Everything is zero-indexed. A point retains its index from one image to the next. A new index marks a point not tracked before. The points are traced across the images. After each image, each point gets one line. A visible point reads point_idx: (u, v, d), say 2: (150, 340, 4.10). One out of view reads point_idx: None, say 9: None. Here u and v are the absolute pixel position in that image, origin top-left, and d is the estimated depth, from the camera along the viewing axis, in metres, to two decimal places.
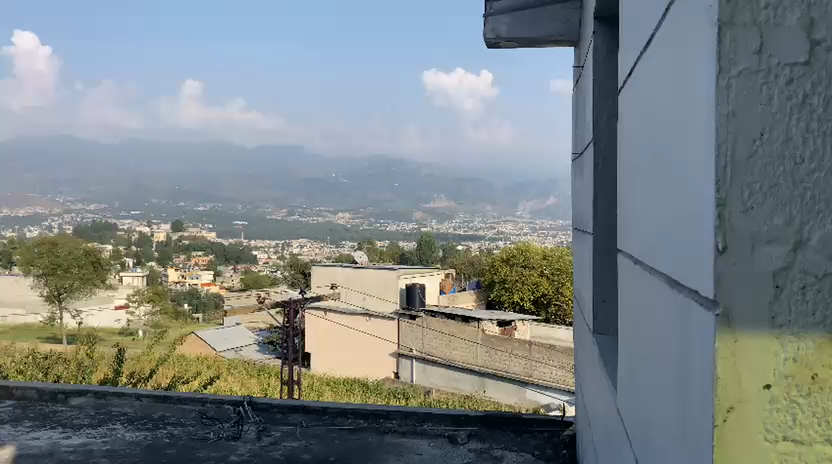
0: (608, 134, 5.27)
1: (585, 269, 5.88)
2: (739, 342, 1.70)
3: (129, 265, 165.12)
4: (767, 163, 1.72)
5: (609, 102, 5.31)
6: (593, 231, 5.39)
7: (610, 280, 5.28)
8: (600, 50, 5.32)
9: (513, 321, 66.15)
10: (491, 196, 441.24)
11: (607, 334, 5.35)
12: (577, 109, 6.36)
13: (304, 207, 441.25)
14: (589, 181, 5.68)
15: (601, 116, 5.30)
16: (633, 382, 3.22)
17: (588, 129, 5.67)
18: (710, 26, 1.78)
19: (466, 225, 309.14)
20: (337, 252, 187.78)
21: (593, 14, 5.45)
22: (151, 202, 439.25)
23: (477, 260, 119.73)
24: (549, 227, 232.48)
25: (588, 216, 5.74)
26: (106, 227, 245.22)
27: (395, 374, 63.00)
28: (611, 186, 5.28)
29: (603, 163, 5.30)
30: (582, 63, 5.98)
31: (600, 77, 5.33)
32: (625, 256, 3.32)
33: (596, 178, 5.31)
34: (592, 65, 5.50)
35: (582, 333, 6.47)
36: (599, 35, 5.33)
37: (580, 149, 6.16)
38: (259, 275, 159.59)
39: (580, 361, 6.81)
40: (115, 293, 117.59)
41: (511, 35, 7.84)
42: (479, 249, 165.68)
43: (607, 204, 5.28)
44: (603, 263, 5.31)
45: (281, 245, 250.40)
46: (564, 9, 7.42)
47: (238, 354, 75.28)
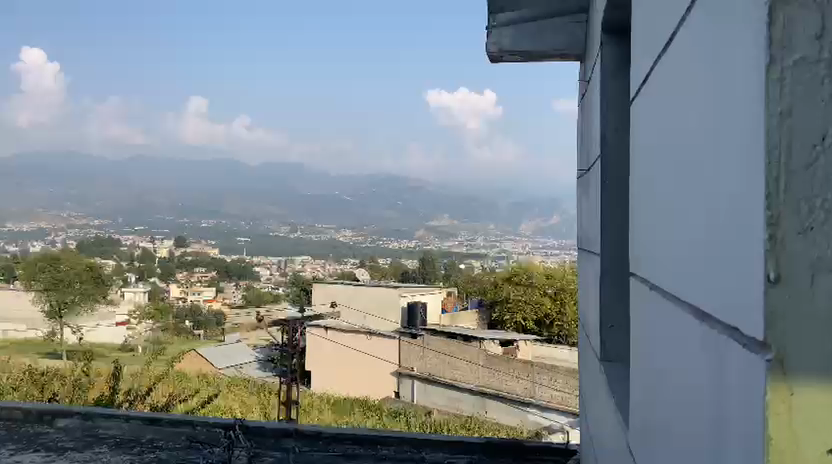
0: (618, 149, 5.06)
1: (589, 287, 5.68)
2: (799, 393, 1.44)
3: (130, 280, 164.73)
4: (830, 173, 1.46)
5: (623, 120, 5.11)
6: (602, 252, 5.21)
7: (621, 307, 5.05)
8: (607, 65, 5.15)
9: (517, 340, 65.70)
10: (494, 215, 441.16)
11: (616, 361, 5.08)
12: (583, 125, 6.17)
13: (307, 224, 441.65)
14: (596, 199, 5.47)
15: (613, 135, 5.10)
16: (647, 407, 3.00)
17: (595, 146, 5.46)
18: (758, 25, 1.53)
19: (468, 242, 309.15)
20: (339, 269, 187.66)
21: (600, 26, 5.24)
22: (154, 218, 439.50)
23: (479, 278, 119.60)
24: (552, 247, 231.78)
25: (595, 236, 5.52)
26: (108, 242, 244.63)
27: (396, 393, 61.55)
28: (621, 201, 5.09)
29: (611, 180, 5.09)
30: (588, 79, 5.81)
31: (609, 94, 5.12)
32: (641, 283, 3.08)
33: (604, 193, 5.10)
34: (599, 80, 5.32)
35: (587, 356, 6.21)
36: (608, 47, 5.12)
37: (586, 168, 5.94)
38: (260, 292, 159.18)
39: (586, 385, 6.51)
40: (116, 308, 117.19)
41: (514, 48, 7.65)
42: (483, 267, 165.07)
43: (613, 223, 5.07)
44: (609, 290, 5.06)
45: (283, 261, 250.13)
46: (571, 22, 7.29)
47: (237, 372, 74.86)
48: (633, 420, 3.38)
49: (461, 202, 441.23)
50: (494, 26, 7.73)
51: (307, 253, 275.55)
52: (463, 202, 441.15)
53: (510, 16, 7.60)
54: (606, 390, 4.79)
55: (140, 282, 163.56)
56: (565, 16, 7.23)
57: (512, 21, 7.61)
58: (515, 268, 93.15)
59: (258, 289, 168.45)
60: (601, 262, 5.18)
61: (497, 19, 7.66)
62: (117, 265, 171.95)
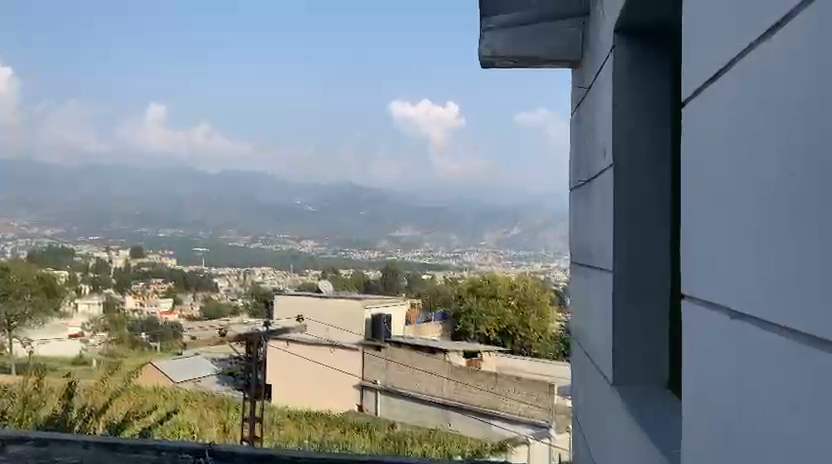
0: (638, 158, 5.00)
1: (595, 301, 5.60)
2: None
3: (85, 291, 160.86)
4: None
5: (645, 126, 5.03)
6: (611, 269, 5.12)
7: (649, 320, 5.00)
8: (620, 66, 5.03)
9: (481, 352, 65.42)
10: (456, 225, 442.54)
11: (629, 383, 5.01)
12: (586, 132, 6.07)
13: (268, 235, 438.15)
14: (604, 210, 5.36)
15: (636, 142, 5.01)
16: (735, 422, 2.94)
17: (603, 155, 5.35)
18: None
19: (430, 253, 309.94)
20: (300, 280, 186.11)
21: (612, 28, 5.14)
22: (110, 228, 431.08)
23: (443, 288, 119.55)
24: (516, 259, 233.40)
25: (600, 252, 5.44)
26: (64, 251, 239.36)
27: (359, 406, 60.78)
28: (638, 218, 5.00)
29: (623, 193, 5.01)
30: (594, 83, 5.70)
31: (626, 101, 5.02)
32: (728, 307, 2.98)
33: (619, 208, 5.00)
34: (608, 85, 5.22)
35: (586, 369, 6.17)
36: (620, 51, 5.04)
37: (590, 175, 5.84)
38: (219, 303, 156.85)
39: (583, 396, 6.45)
40: (70, 320, 114.17)
41: (508, 52, 7.41)
42: (447, 277, 165.00)
43: (635, 234, 4.99)
44: (635, 301, 4.99)
45: (243, 272, 247.27)
46: (567, 25, 7.06)
47: (197, 385, 73.42)
48: (700, 438, 3.34)
49: (425, 213, 441.48)
50: (488, 29, 7.53)
51: (268, 264, 273.21)
52: (427, 212, 441.32)
53: (503, 19, 7.44)
54: (626, 411, 4.71)
55: (95, 294, 159.88)
56: (560, 18, 7.02)
57: (504, 24, 7.43)
58: (478, 279, 93.31)
59: (218, 300, 165.77)
60: (613, 279, 5.06)
61: (491, 20, 7.47)
62: (71, 276, 167.94)
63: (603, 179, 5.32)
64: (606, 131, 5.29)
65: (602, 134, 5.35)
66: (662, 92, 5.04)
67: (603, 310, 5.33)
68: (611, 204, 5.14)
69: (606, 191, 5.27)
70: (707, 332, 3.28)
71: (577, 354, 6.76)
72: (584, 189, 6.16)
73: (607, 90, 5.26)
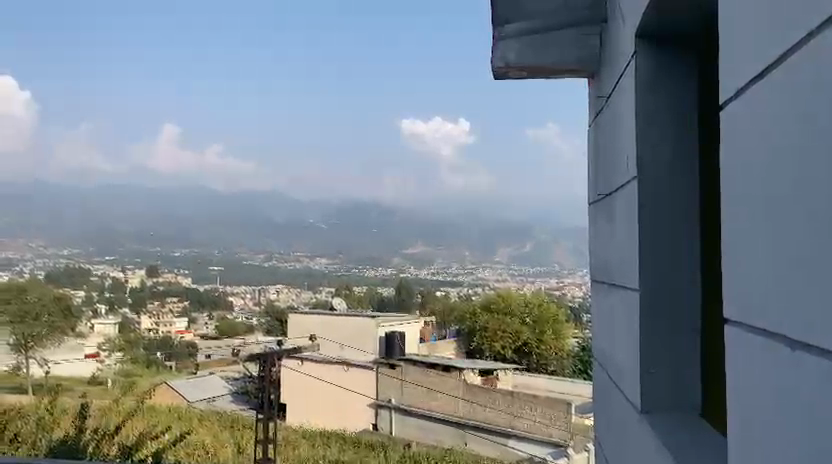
0: (661, 168, 4.73)
1: (619, 320, 5.33)
2: None
3: (101, 311, 161.62)
4: None
5: (668, 133, 4.76)
6: (636, 289, 4.83)
7: (679, 342, 4.69)
8: (642, 72, 4.77)
9: (496, 370, 64.59)
10: (469, 242, 442.49)
11: (659, 411, 4.71)
12: (606, 145, 5.83)
13: (282, 253, 439.23)
14: (625, 224, 5.11)
15: (660, 150, 4.75)
16: (777, 451, 2.65)
17: (625, 165, 5.09)
18: None
19: (443, 270, 309.39)
20: (314, 299, 186.08)
21: (631, 35, 4.88)
22: (126, 248, 434.13)
23: (457, 305, 118.89)
24: (529, 277, 232.04)
25: (622, 270, 5.18)
26: (80, 272, 241.16)
27: (374, 426, 60.18)
28: (666, 232, 4.71)
29: (647, 206, 4.74)
30: (615, 90, 5.46)
31: (647, 110, 4.76)
32: (766, 332, 2.71)
33: (644, 222, 4.72)
34: (630, 89, 4.94)
35: (610, 391, 5.89)
36: (641, 57, 4.79)
37: (611, 190, 5.59)
38: (234, 322, 156.93)
39: (608, 418, 6.15)
40: (85, 340, 114.49)
41: (521, 62, 7.16)
42: (460, 294, 164.17)
43: (660, 249, 4.69)
44: (662, 322, 4.69)
45: (257, 290, 247.62)
46: (586, 36, 6.81)
47: (211, 405, 73.14)
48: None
49: (437, 229, 441.39)
50: (500, 37, 7.28)
51: (282, 282, 273.75)
52: (440, 229, 441.43)
53: (516, 27, 7.18)
54: (654, 441, 4.44)
55: (111, 314, 160.62)
56: (573, 25, 6.79)
57: (518, 32, 7.17)
58: (493, 296, 92.57)
59: (232, 319, 165.76)
60: (638, 300, 4.78)
61: (502, 28, 7.24)
62: (87, 296, 168.94)
63: (628, 191, 5.03)
64: (628, 139, 5.04)
65: (624, 145, 5.10)
66: (686, 98, 4.77)
67: (627, 330, 5.05)
68: (635, 218, 4.86)
69: (629, 205, 4.99)
70: (744, 358, 2.98)
71: (600, 375, 6.49)
72: (606, 202, 5.89)
73: (628, 98, 5.00)
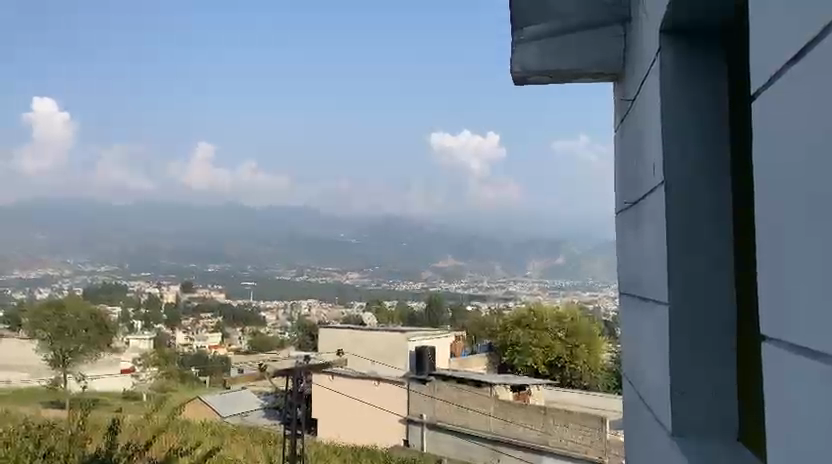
0: (691, 177, 4.45)
1: (649, 337, 5.03)
2: None
3: (136, 327, 163.67)
4: None
5: (699, 133, 4.48)
6: (666, 303, 4.54)
7: (714, 362, 4.39)
8: (666, 72, 4.53)
9: (528, 386, 63.70)
10: (499, 255, 441.18)
11: (690, 436, 4.38)
12: (633, 151, 5.57)
13: (313, 268, 441.54)
14: (654, 233, 4.84)
15: (687, 154, 4.47)
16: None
17: (652, 171, 4.83)
18: None
19: (474, 284, 308.46)
20: (345, 313, 186.49)
21: (656, 33, 4.65)
22: (161, 264, 439.91)
23: (487, 319, 118.06)
24: (561, 292, 230.15)
25: (652, 284, 4.89)
26: (116, 289, 244.76)
27: (405, 442, 59.73)
28: (697, 242, 4.43)
29: (676, 214, 4.47)
30: (640, 93, 5.22)
31: (674, 110, 4.51)
32: (795, 352, 2.47)
33: (674, 230, 4.44)
34: (655, 90, 4.70)
35: (640, 413, 5.56)
36: (667, 56, 4.54)
37: (638, 199, 5.32)
38: (265, 337, 157.80)
39: (638, 442, 5.81)
40: (120, 355, 115.94)
41: (542, 67, 6.91)
42: (492, 308, 163.24)
43: (687, 260, 4.41)
44: (691, 339, 4.41)
45: (288, 305, 248.94)
46: (610, 37, 6.58)
47: (243, 420, 73.36)
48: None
49: (466, 243, 441.19)
50: (519, 41, 7.08)
51: (313, 297, 274.88)
52: (470, 243, 440.98)
53: (537, 30, 6.96)
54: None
55: (145, 329, 162.54)
56: (595, 27, 6.58)
57: (537, 35, 6.97)
58: (524, 310, 91.59)
59: (264, 335, 166.69)
60: (665, 317, 4.50)
61: (521, 31, 7.04)
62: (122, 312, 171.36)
63: (654, 199, 4.77)
64: (655, 144, 4.76)
65: (650, 150, 4.85)
66: (717, 97, 4.50)
67: (657, 347, 4.77)
68: (663, 227, 4.59)
69: (658, 213, 4.71)
70: (776, 382, 2.67)
71: (630, 396, 6.16)
72: (633, 212, 5.62)
73: (654, 100, 4.75)
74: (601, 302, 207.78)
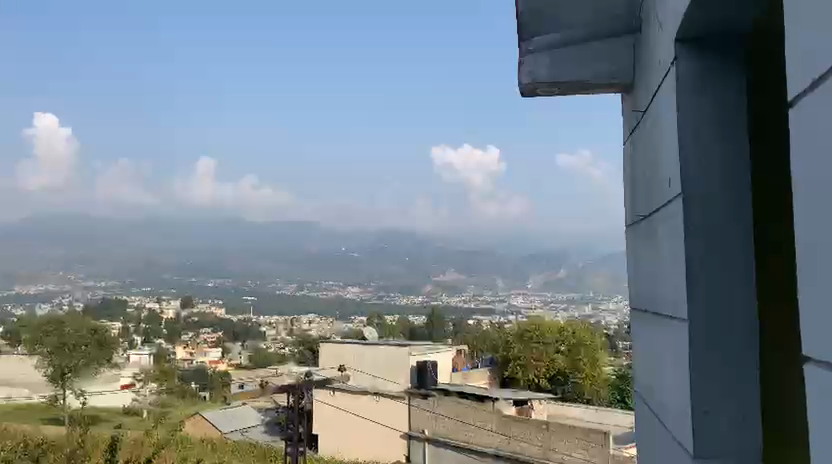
0: (712, 189, 4.34)
1: (668, 353, 4.87)
2: None
3: (136, 342, 163.34)
4: None
5: (718, 139, 4.38)
6: (687, 321, 4.36)
7: (740, 379, 4.25)
8: (683, 81, 4.43)
9: (530, 400, 63.27)
10: (501, 269, 441.19)
11: (716, 458, 4.18)
12: (647, 163, 5.46)
13: (314, 282, 441.91)
14: (670, 245, 4.73)
15: (709, 165, 4.37)
16: None
17: (669, 182, 4.71)
18: None
19: (475, 297, 308.61)
20: (346, 328, 186.24)
21: (671, 40, 4.56)
22: (162, 279, 440.89)
23: (489, 333, 117.62)
24: (562, 306, 229.75)
25: (670, 301, 4.74)
26: (116, 305, 244.72)
27: (407, 458, 59.23)
28: (725, 254, 4.29)
29: (697, 228, 4.33)
30: (654, 103, 5.13)
31: (697, 118, 4.39)
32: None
33: (695, 243, 4.29)
34: (670, 99, 4.60)
35: (657, 433, 5.40)
36: (684, 64, 4.45)
37: (653, 212, 5.23)
38: (266, 352, 157.37)
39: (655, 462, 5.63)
40: (121, 371, 115.55)
41: (552, 79, 6.82)
42: (492, 322, 162.80)
43: (704, 275, 4.28)
44: (713, 357, 4.26)
45: (289, 320, 248.73)
46: (622, 46, 6.53)
47: (244, 436, 72.86)
48: None
49: (466, 257, 441.18)
50: (527, 51, 6.93)
51: (314, 312, 274.63)
52: (471, 257, 441.14)
53: (546, 40, 6.79)
54: None
55: (146, 345, 162.14)
56: (605, 38, 6.56)
57: (547, 45, 6.81)
58: (526, 324, 91.13)
59: (265, 349, 166.25)
60: (688, 334, 4.32)
61: (529, 40, 6.89)
62: (123, 328, 171.19)
63: (672, 211, 4.65)
64: (670, 154, 4.66)
65: (667, 162, 4.75)
66: (734, 107, 4.41)
67: (674, 364, 4.66)
68: (682, 241, 4.45)
69: (676, 226, 4.57)
70: (819, 410, 2.49)
71: (644, 413, 6.00)
72: (645, 225, 5.52)
73: (668, 110, 4.65)
74: (603, 315, 207.38)
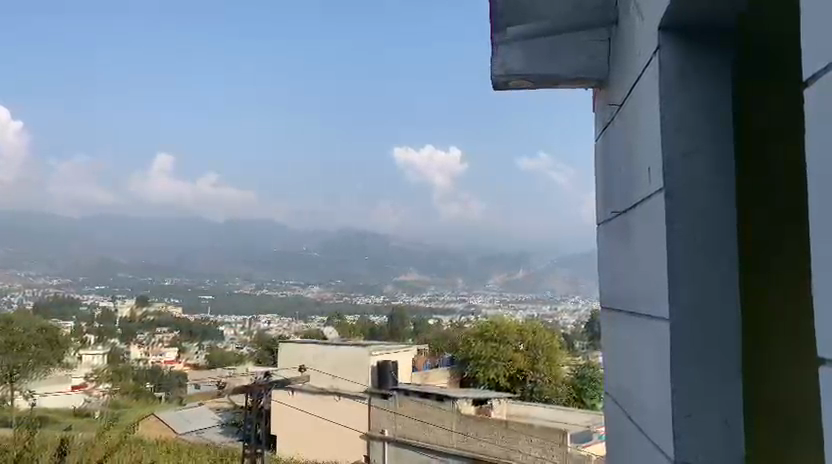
0: (698, 182, 4.26)
1: (646, 351, 4.79)
2: None
3: (90, 341, 159.93)
4: None
5: (705, 135, 4.32)
6: (669, 321, 4.26)
7: (726, 379, 4.18)
8: (668, 69, 4.31)
9: (490, 399, 63.39)
10: (463, 269, 441.37)
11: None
12: (622, 159, 5.39)
13: (274, 281, 439.02)
14: (651, 240, 4.60)
15: (697, 160, 4.28)
16: None
17: (651, 177, 4.57)
18: None
19: (437, 298, 309.28)
20: (307, 328, 184.91)
21: (655, 31, 4.46)
22: (118, 276, 433.99)
23: (451, 332, 117.72)
24: (523, 306, 231.28)
25: (653, 301, 4.60)
26: (70, 304, 239.95)
27: (366, 457, 58.97)
28: (711, 248, 4.22)
29: (683, 225, 4.23)
30: (633, 93, 5.02)
31: (687, 112, 4.29)
32: None
33: (675, 239, 4.20)
34: (653, 90, 4.49)
35: (632, 434, 5.32)
36: (668, 53, 4.34)
37: (629, 207, 5.15)
38: (224, 352, 155.51)
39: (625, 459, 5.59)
40: (73, 371, 112.92)
41: (525, 72, 6.71)
42: (453, 322, 162.88)
43: (692, 273, 4.17)
44: (706, 360, 4.18)
45: (249, 320, 246.32)
46: (596, 40, 6.47)
47: (199, 436, 71.73)
48: None
49: (429, 257, 441.39)
50: (498, 43, 6.86)
51: (274, 311, 272.48)
52: (433, 257, 441.32)
53: (520, 31, 6.72)
54: None
55: (100, 344, 158.93)
56: (579, 29, 6.45)
57: (521, 36, 6.72)
58: (487, 323, 91.27)
59: (223, 349, 164.17)
60: (670, 329, 4.21)
61: (505, 31, 6.78)
62: (76, 327, 167.62)
63: (651, 205, 4.56)
64: (650, 147, 4.57)
65: (648, 156, 4.65)
66: (722, 102, 4.35)
67: (653, 369, 4.57)
68: (664, 237, 4.35)
69: (657, 223, 4.46)
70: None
71: (618, 414, 5.92)
72: (620, 222, 5.46)
73: (651, 101, 4.52)
74: (563, 316, 208.88)
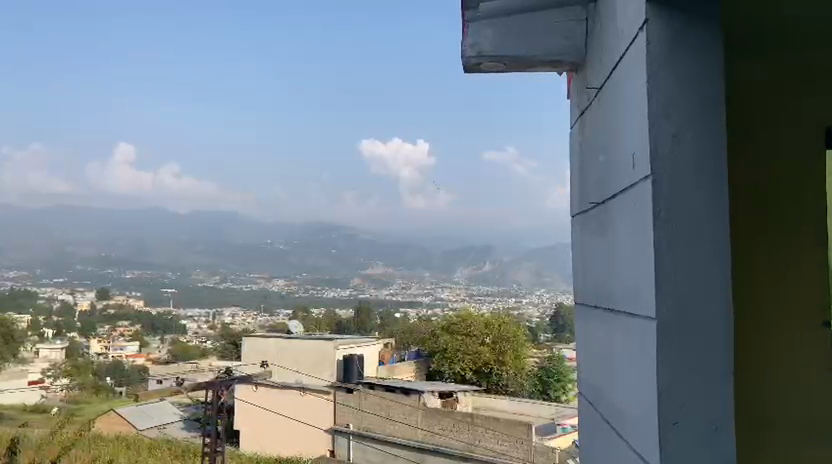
0: (687, 162, 4.00)
1: (629, 351, 4.50)
2: None
3: (48, 335, 156.95)
4: None
5: (694, 113, 4.06)
6: (653, 319, 3.99)
7: (712, 380, 3.94)
8: (656, 46, 4.04)
9: (455, 392, 63.30)
10: (429, 261, 441.61)
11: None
12: (600, 144, 5.14)
13: (238, 274, 436.30)
14: (635, 230, 4.33)
15: (684, 141, 4.02)
16: None
17: (637, 162, 4.29)
18: None
19: (402, 292, 309.87)
20: (272, 321, 183.89)
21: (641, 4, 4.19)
22: (78, 268, 427.44)
23: (418, 325, 117.85)
24: (488, 299, 232.91)
25: (636, 291, 4.33)
26: (28, 296, 235.35)
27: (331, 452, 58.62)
28: (698, 238, 3.97)
29: (667, 217, 3.98)
30: (613, 69, 4.75)
31: (678, 91, 4.04)
32: None
33: (662, 229, 3.94)
34: (639, 67, 4.22)
35: (610, 436, 5.07)
36: (654, 30, 4.07)
37: (607, 195, 4.95)
38: (187, 345, 153.80)
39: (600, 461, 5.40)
40: (30, 366, 110.51)
41: (496, 53, 6.39)
42: (419, 315, 163.22)
43: (684, 268, 3.94)
44: (691, 356, 3.93)
45: (213, 313, 244.09)
46: (571, 19, 6.26)
47: (160, 432, 70.79)
48: None
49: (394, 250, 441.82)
50: (470, 22, 6.54)
51: (237, 304, 270.52)
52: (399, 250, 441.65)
53: (491, 7, 6.38)
54: None
55: (59, 338, 155.97)
56: (552, 7, 6.22)
57: (492, 12, 6.40)
58: (454, 316, 91.36)
59: (185, 342, 162.49)
60: (655, 326, 3.95)
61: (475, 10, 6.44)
62: (34, 321, 164.31)
63: (638, 190, 4.26)
64: (634, 133, 4.34)
65: (629, 139, 4.43)
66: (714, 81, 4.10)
67: (635, 367, 4.35)
68: (650, 224, 4.07)
69: (643, 212, 4.20)
70: None
71: (594, 415, 5.66)
72: (597, 213, 5.22)
73: (636, 81, 4.28)
74: (528, 309, 210.66)
